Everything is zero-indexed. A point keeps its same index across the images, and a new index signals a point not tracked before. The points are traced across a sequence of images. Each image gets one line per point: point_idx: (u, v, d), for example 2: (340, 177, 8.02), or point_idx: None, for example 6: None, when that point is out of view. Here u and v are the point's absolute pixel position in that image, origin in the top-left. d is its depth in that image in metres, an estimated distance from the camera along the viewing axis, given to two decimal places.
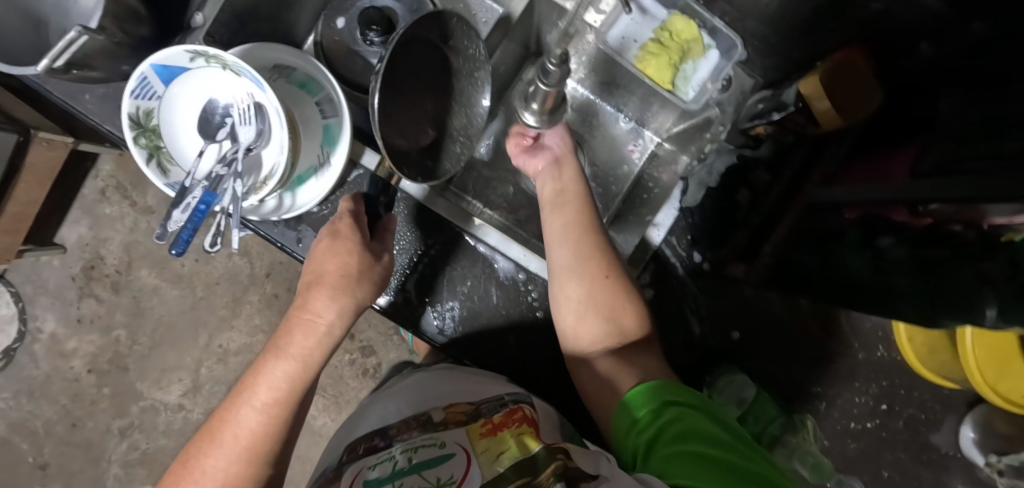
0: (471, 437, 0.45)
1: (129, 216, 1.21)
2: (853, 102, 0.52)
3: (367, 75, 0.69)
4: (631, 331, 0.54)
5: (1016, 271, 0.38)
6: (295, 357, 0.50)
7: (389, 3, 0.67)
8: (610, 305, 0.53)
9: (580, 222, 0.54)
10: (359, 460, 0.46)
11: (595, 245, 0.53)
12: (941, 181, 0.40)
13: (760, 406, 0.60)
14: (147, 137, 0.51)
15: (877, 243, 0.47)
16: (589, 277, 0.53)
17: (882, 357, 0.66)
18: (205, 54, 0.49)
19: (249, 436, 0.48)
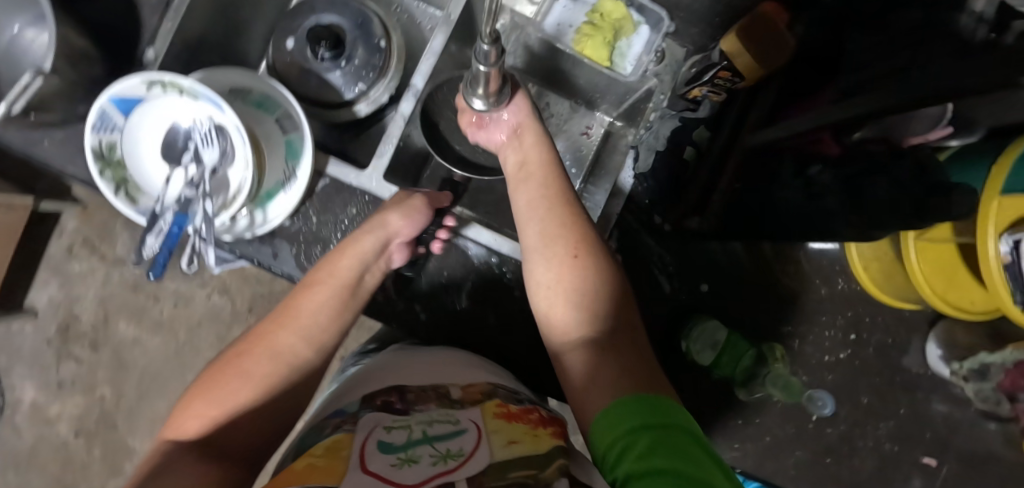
0: (485, 416, 0.47)
1: (100, 269, 1.20)
2: (772, 51, 0.55)
3: (324, 92, 0.70)
4: (609, 323, 0.48)
5: (922, 172, 0.45)
6: (348, 256, 0.56)
7: (334, 19, 0.69)
8: (585, 288, 0.49)
9: (548, 196, 0.54)
10: (374, 411, 0.48)
11: (567, 220, 0.52)
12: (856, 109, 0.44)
13: (733, 345, 0.64)
14: (113, 170, 0.53)
15: (808, 171, 0.53)
16: (557, 261, 0.50)
17: (843, 288, 0.70)
18: (161, 82, 0.51)
19: (308, 320, 0.53)
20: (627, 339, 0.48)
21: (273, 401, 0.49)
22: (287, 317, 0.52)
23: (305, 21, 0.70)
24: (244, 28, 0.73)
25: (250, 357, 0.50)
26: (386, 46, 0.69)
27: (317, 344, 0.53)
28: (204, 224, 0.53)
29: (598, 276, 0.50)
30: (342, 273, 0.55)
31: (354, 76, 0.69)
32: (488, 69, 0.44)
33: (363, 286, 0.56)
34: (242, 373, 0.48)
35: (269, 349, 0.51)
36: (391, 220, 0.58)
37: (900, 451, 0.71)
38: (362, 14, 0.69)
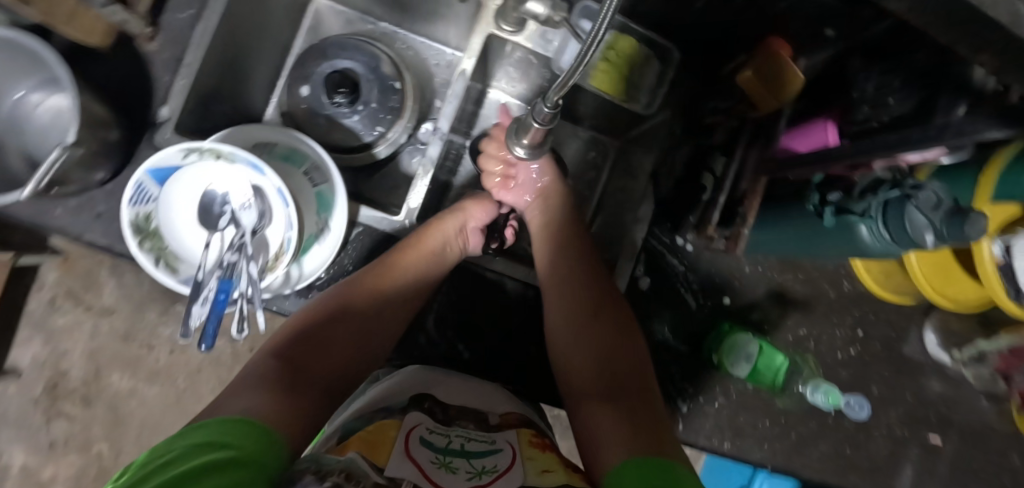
0: (519, 441, 0.50)
1: (87, 321, 1.14)
2: (784, 87, 0.56)
3: (339, 137, 0.70)
4: (614, 375, 0.56)
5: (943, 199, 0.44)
6: (432, 233, 0.63)
7: (349, 63, 0.70)
8: (596, 342, 0.58)
9: (570, 256, 0.63)
10: (421, 412, 0.52)
11: (580, 279, 0.62)
12: (864, 143, 0.47)
13: (766, 355, 0.69)
14: (151, 240, 0.52)
15: (831, 196, 0.52)
16: (570, 318, 0.60)
17: (849, 290, 0.75)
18: (198, 149, 0.50)
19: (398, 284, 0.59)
20: (632, 387, 0.55)
21: (355, 340, 0.57)
22: (384, 273, 0.59)
23: (318, 66, 0.70)
24: (251, 74, 0.72)
25: (348, 297, 0.58)
26: (401, 86, 0.71)
27: (402, 300, 0.60)
28: (249, 287, 0.52)
29: (609, 335, 0.59)
30: (430, 241, 0.62)
31: (372, 120, 0.70)
32: (541, 126, 0.49)
33: (446, 260, 0.63)
34: (340, 311, 0.57)
35: (362, 295, 0.58)
36: (470, 209, 0.67)
37: (907, 433, 0.78)
38: (374, 56, 0.70)
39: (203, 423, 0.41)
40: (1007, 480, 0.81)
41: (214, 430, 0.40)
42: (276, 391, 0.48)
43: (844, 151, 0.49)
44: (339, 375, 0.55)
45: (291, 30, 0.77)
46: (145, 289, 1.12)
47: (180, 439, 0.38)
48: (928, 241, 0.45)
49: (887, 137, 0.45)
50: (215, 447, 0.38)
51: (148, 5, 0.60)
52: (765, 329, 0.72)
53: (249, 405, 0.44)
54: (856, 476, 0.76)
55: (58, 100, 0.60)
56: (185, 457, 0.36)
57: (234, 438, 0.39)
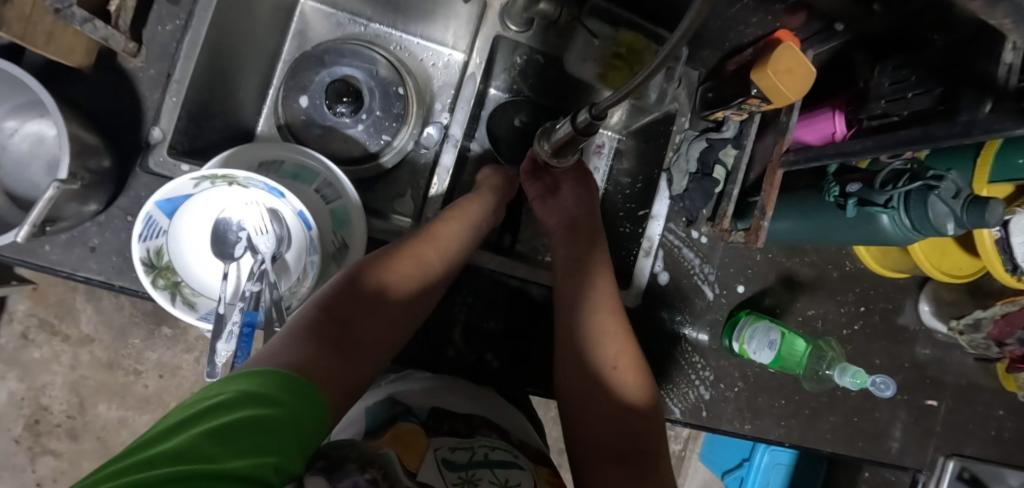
0: (538, 478, 0.49)
1: (66, 351, 1.08)
2: (790, 83, 0.56)
3: (342, 147, 0.68)
4: (616, 425, 0.57)
5: (960, 197, 0.48)
6: (466, 215, 0.61)
7: (349, 71, 0.68)
8: (614, 391, 0.58)
9: (594, 303, 0.61)
10: (446, 436, 0.50)
11: (591, 323, 0.60)
12: (884, 138, 0.48)
13: (788, 341, 0.71)
14: (164, 277, 0.48)
15: (847, 191, 0.53)
16: (578, 366, 0.60)
17: (851, 269, 0.78)
18: (210, 176, 0.46)
19: (438, 256, 0.58)
20: (634, 440, 0.56)
21: (398, 316, 0.55)
22: (431, 244, 0.58)
23: (316, 75, 0.68)
24: (239, 85, 0.68)
25: (396, 266, 0.55)
26: (404, 92, 0.70)
27: (443, 276, 0.58)
28: (276, 316, 0.50)
29: (621, 381, 0.58)
30: (469, 204, 0.63)
31: (377, 128, 0.69)
32: (575, 133, 0.48)
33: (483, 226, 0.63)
34: (387, 284, 0.54)
35: (405, 271, 0.56)
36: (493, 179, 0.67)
37: (906, 398, 0.82)
38: (374, 61, 0.69)
39: (251, 370, 0.40)
40: (994, 433, 0.87)
41: (262, 381, 0.39)
42: (317, 344, 0.47)
43: (865, 146, 0.49)
44: (380, 348, 0.53)
45: (277, 35, 0.73)
46: (126, 313, 1.07)
47: (230, 384, 0.38)
48: (949, 229, 0.48)
49: (909, 132, 0.46)
50: (264, 402, 0.37)
51: (130, 17, 0.55)
52: (777, 312, 0.74)
53: (297, 362, 0.43)
54: (863, 443, 0.80)
55: (40, 127, 0.56)
56: (236, 407, 0.36)
57: (289, 397, 0.39)
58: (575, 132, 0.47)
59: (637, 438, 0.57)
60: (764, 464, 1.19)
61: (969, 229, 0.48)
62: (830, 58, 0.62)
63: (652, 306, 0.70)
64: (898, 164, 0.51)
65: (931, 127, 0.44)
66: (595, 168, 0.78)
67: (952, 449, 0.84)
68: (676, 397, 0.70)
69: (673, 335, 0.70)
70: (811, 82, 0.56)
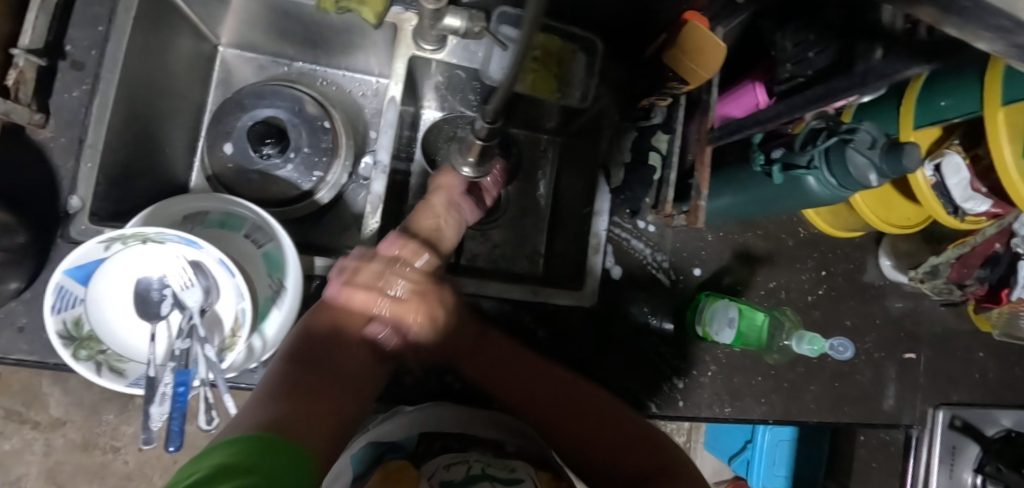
0: (539, 482, 0.48)
1: (37, 439, 1.04)
2: (703, 60, 0.56)
3: (274, 189, 0.67)
4: (630, 445, 0.54)
5: (876, 145, 0.47)
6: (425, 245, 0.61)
7: (271, 113, 0.68)
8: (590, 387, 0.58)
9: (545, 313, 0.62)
10: (436, 458, 0.51)
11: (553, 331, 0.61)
12: (795, 101, 0.48)
13: (748, 316, 0.70)
14: (87, 347, 0.47)
15: (772, 158, 0.53)
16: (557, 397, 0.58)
17: (805, 235, 0.77)
18: (119, 237, 0.45)
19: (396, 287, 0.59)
20: (649, 459, 0.53)
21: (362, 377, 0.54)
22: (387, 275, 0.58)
23: (238, 120, 0.68)
24: (164, 142, 0.67)
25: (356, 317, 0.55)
26: (330, 125, 0.69)
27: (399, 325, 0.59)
28: (210, 372, 0.48)
29: (605, 398, 0.58)
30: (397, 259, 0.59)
31: (306, 166, 0.68)
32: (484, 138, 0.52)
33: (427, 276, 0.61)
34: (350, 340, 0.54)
35: (366, 325, 0.56)
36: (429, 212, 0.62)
37: (883, 355, 0.82)
38: (297, 99, 0.69)
39: (217, 447, 0.39)
40: (976, 376, 0.87)
41: (234, 452, 0.37)
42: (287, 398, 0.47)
43: (778, 112, 0.49)
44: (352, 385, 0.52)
45: (198, 87, 0.73)
46: (94, 392, 1.03)
47: (200, 462, 0.36)
48: (872, 180, 0.47)
49: (816, 90, 0.46)
50: (236, 471, 0.35)
51: (31, 90, 0.55)
52: (739, 290, 0.73)
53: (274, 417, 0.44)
54: (849, 407, 0.79)
55: None
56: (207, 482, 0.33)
57: (265, 462, 0.37)
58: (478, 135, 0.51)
59: (654, 454, 0.53)
60: (766, 443, 1.18)
61: (895, 179, 0.47)
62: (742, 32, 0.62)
63: (612, 302, 0.69)
64: (815, 123, 0.51)
65: (835, 85, 0.44)
66: (541, 173, 0.79)
67: (939, 400, 0.84)
68: (650, 391, 0.68)
69: (636, 329, 0.69)
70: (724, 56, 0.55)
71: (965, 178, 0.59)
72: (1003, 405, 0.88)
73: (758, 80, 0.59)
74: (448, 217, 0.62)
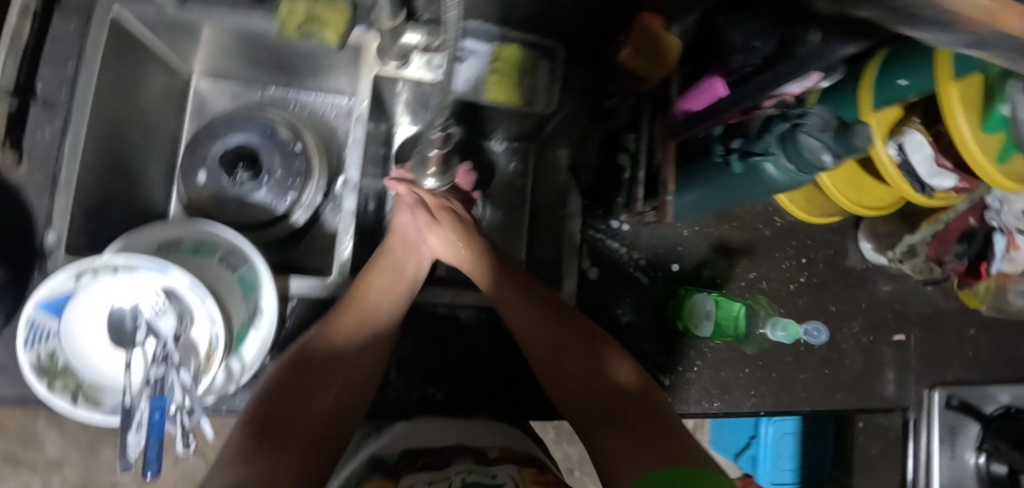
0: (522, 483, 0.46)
1: (36, 480, 1.04)
2: (656, 58, 0.59)
3: (249, 214, 0.68)
4: (609, 390, 0.52)
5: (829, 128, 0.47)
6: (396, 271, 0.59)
7: (242, 139, 0.70)
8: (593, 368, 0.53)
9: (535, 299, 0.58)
10: (419, 472, 0.50)
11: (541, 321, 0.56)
12: (739, 92, 0.49)
13: (725, 306, 0.70)
14: (62, 379, 0.48)
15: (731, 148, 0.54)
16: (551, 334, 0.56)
17: (782, 224, 0.78)
18: (89, 269, 0.47)
19: (369, 310, 0.56)
20: (646, 415, 0.49)
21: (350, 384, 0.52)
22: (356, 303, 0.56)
23: (211, 149, 0.69)
24: (139, 175, 0.69)
25: (341, 328, 0.54)
26: (302, 148, 0.70)
27: (387, 322, 0.57)
28: (186, 398, 0.49)
29: (613, 381, 0.52)
30: (383, 263, 0.60)
31: (280, 189, 0.69)
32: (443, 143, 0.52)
33: (407, 273, 0.61)
34: (343, 347, 0.53)
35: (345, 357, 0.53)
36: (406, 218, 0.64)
37: (872, 339, 0.81)
38: (267, 124, 0.70)
39: None
40: (969, 355, 0.87)
41: None
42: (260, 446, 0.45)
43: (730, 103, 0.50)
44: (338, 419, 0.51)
45: (173, 119, 0.74)
46: (91, 429, 1.03)
47: None
48: (827, 161, 0.47)
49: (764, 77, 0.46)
50: None
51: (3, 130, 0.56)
52: (719, 282, 0.73)
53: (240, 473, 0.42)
54: (842, 394, 0.79)
55: None
56: None
57: None
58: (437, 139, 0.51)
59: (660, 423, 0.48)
60: (771, 437, 1.16)
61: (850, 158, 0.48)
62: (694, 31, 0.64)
63: (593, 302, 0.69)
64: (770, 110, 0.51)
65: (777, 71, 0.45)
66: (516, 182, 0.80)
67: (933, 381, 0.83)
68: None
69: (619, 329, 0.69)
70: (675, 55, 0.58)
71: (929, 154, 0.59)
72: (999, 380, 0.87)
73: (714, 65, 0.57)
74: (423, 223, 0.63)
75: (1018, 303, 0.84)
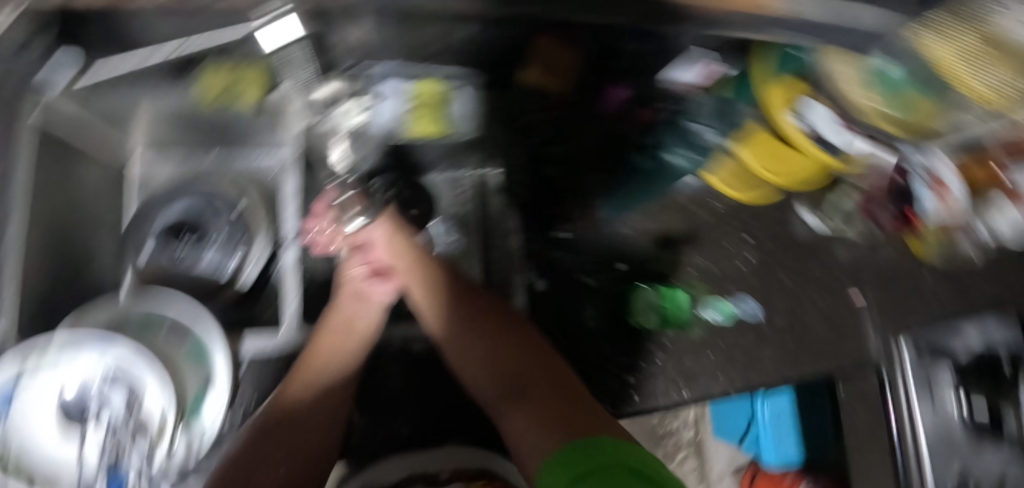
0: None
1: None
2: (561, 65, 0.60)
3: (196, 280, 0.69)
4: (521, 366, 0.53)
5: None
6: (355, 322, 0.60)
7: (180, 209, 0.73)
8: (520, 367, 0.53)
9: (473, 310, 0.58)
10: None
11: (480, 327, 0.56)
12: None
13: (670, 296, 0.75)
14: (13, 472, 0.49)
15: None
16: (467, 323, 0.57)
17: (721, 208, 0.80)
18: (35, 356, 0.49)
19: (326, 360, 0.57)
20: (567, 405, 0.49)
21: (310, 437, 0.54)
22: (312, 355, 0.56)
23: (152, 223, 0.72)
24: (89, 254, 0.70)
25: (301, 375, 0.55)
26: (241, 207, 0.72)
27: (343, 368, 0.57)
28: (136, 473, 0.53)
29: (545, 374, 0.52)
30: (335, 318, 0.59)
31: (225, 250, 0.70)
32: None
33: (360, 332, 0.59)
34: (297, 405, 0.54)
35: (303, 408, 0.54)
36: (355, 266, 0.63)
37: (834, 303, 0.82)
38: (204, 192, 0.74)
39: None
40: None
41: None
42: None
43: None
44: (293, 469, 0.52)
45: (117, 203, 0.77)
46: None
47: None
48: None
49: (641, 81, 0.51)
50: None
51: None
52: (665, 275, 0.77)
53: None
54: (811, 361, 0.79)
55: None
56: None
57: None
58: None
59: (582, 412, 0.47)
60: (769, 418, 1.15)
61: None
62: None
63: (546, 315, 0.74)
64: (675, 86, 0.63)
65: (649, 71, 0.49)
66: None
67: None
68: (596, 391, 0.70)
69: (572, 337, 0.73)
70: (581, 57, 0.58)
71: (832, 120, 0.63)
72: (976, 306, 0.73)
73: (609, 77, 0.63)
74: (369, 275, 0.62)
75: None
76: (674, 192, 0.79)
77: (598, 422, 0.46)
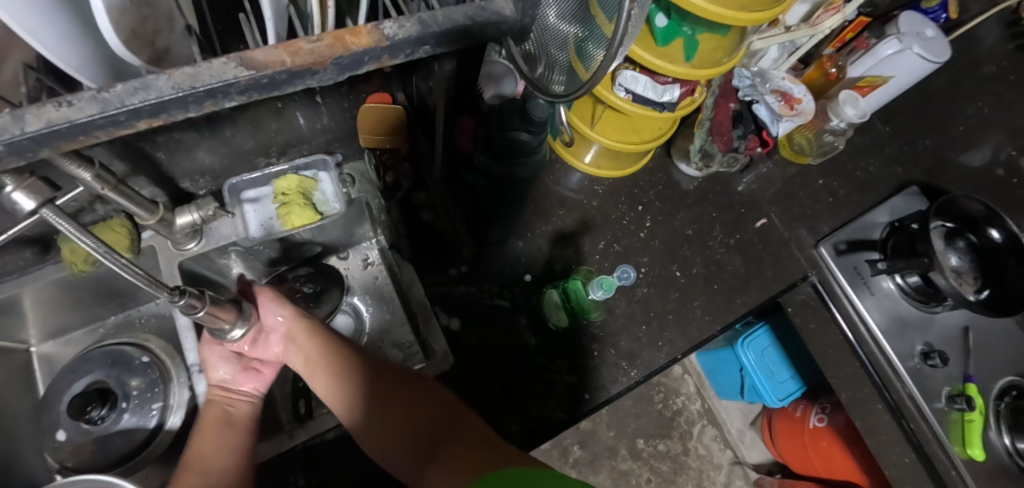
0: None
1: None
2: (387, 130, 0.72)
3: (125, 443, 0.70)
4: (426, 422, 0.54)
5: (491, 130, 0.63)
6: (222, 426, 0.59)
7: (86, 380, 0.73)
8: (434, 415, 0.55)
9: (383, 373, 0.59)
10: None
11: (395, 385, 0.57)
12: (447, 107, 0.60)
13: (572, 290, 0.74)
14: None
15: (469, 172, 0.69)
16: (367, 386, 0.57)
17: (602, 190, 0.85)
18: None
19: (211, 460, 0.55)
20: (485, 444, 0.50)
21: None
22: (193, 462, 0.55)
23: (61, 403, 0.72)
24: (10, 451, 0.67)
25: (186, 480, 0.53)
26: (149, 357, 0.75)
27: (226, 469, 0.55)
28: None
29: (463, 421, 0.54)
30: (210, 413, 0.60)
31: (143, 406, 0.72)
32: (201, 309, 0.50)
33: (240, 417, 0.60)
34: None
35: None
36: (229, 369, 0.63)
37: (741, 236, 0.86)
38: (104, 354, 0.75)
39: None
40: (833, 199, 0.89)
41: None
42: None
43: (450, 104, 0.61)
44: None
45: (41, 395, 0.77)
46: None
47: None
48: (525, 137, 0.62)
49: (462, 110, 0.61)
50: None
51: None
52: (574, 268, 0.79)
53: None
54: (742, 297, 0.81)
55: None
56: None
57: None
58: (196, 316, 0.50)
59: (502, 448, 0.49)
60: (755, 360, 1.15)
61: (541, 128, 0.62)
62: (412, 106, 0.76)
63: (473, 346, 0.73)
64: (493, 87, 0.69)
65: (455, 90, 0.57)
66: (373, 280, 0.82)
67: (816, 238, 0.85)
68: (548, 403, 0.70)
69: (506, 358, 0.72)
70: (394, 117, 0.72)
71: (646, 81, 0.66)
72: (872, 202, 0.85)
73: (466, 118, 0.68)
74: (242, 397, 0.62)
75: (836, 140, 0.89)
76: (555, 192, 0.84)
77: (511, 452, 0.48)
